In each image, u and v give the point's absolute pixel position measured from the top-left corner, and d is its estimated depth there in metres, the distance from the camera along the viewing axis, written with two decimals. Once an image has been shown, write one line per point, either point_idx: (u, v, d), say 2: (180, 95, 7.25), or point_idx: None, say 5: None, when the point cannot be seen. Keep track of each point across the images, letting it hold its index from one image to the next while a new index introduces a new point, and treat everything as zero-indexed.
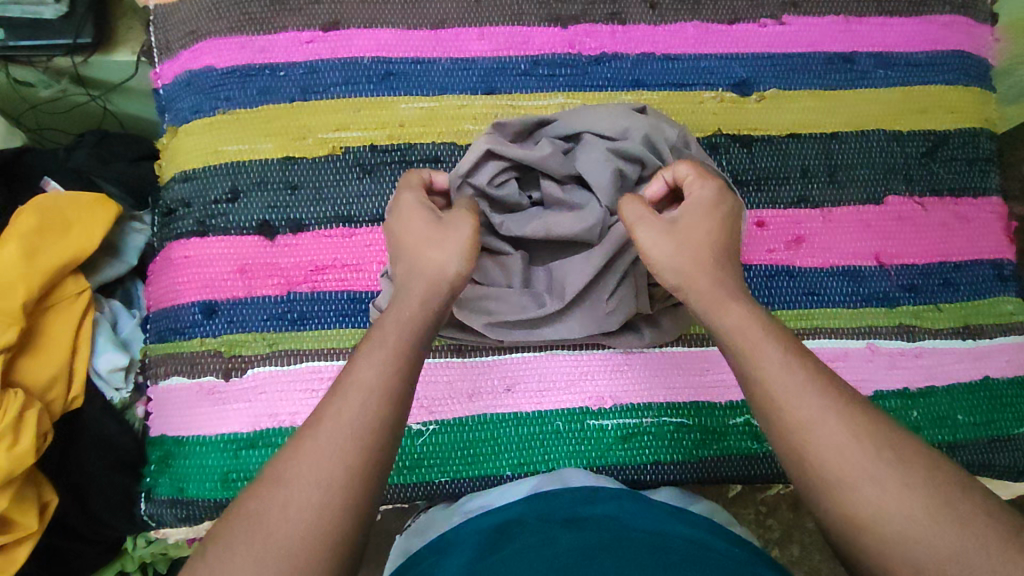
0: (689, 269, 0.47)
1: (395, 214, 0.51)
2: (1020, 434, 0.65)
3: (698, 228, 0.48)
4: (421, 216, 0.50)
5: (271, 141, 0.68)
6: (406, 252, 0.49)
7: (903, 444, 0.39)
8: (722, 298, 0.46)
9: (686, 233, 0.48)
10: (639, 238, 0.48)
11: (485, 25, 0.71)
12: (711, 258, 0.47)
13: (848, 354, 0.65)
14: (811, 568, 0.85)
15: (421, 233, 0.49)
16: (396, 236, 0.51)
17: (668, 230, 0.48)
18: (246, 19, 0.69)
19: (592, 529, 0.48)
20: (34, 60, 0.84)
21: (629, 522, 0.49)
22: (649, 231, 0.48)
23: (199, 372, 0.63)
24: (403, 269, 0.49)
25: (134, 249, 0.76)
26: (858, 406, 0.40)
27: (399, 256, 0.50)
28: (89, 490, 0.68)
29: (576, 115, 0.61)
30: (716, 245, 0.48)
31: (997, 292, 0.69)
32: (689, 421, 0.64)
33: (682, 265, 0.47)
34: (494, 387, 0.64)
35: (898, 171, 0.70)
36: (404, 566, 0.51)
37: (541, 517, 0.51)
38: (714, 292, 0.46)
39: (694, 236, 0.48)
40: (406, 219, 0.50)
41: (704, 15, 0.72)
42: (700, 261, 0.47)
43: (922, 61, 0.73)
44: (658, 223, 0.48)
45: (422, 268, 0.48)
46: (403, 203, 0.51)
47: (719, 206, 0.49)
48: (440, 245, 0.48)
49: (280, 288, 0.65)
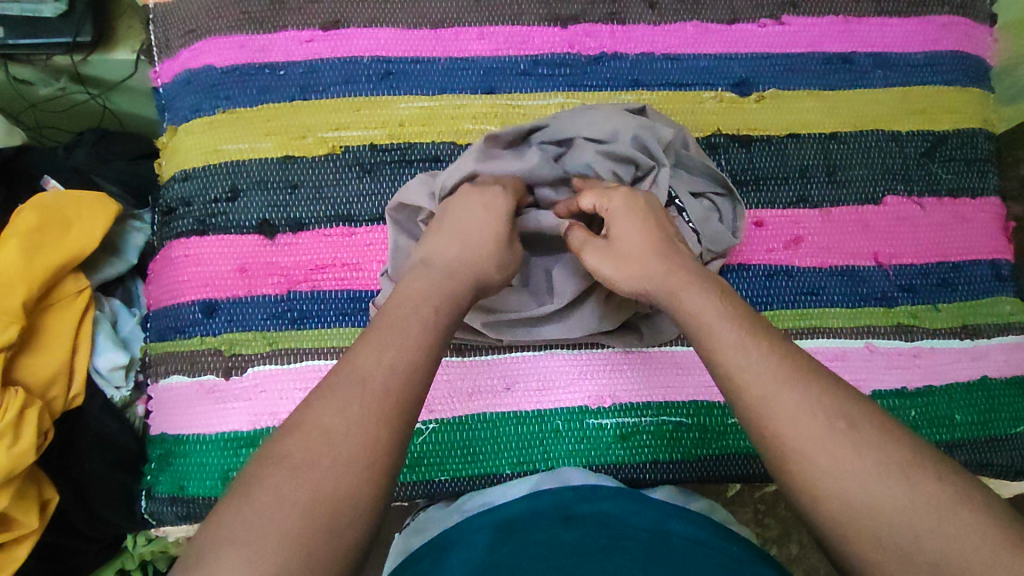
0: (638, 274, 0.49)
1: (481, 203, 0.54)
2: (1016, 434, 0.65)
3: (629, 234, 0.51)
4: (502, 225, 0.53)
5: (271, 140, 0.68)
6: (470, 239, 0.51)
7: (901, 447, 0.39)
8: (679, 289, 0.47)
9: (620, 244, 0.51)
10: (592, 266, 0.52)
11: (485, 24, 0.71)
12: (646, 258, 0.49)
13: (846, 354, 0.66)
14: (808, 566, 0.85)
15: (489, 236, 0.52)
16: (467, 218, 0.53)
17: (607, 252, 0.51)
18: (246, 18, 0.69)
19: (591, 528, 0.48)
20: (33, 59, 0.83)
21: (628, 522, 0.49)
22: (594, 257, 0.52)
23: (200, 371, 0.64)
24: (457, 247, 0.50)
25: (134, 248, 0.77)
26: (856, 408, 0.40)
27: (457, 233, 0.52)
28: (90, 488, 0.68)
29: (565, 119, 0.61)
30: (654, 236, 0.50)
31: (995, 292, 0.69)
32: (688, 421, 0.64)
33: (628, 275, 0.50)
34: (493, 386, 0.64)
35: (896, 171, 0.70)
36: (402, 564, 0.51)
37: (538, 517, 0.51)
38: (676, 287, 0.47)
39: (627, 243, 0.50)
40: (490, 217, 0.53)
41: (704, 15, 0.72)
42: (642, 256, 0.49)
43: (921, 62, 0.73)
44: (601, 248, 0.52)
45: (473, 262, 0.50)
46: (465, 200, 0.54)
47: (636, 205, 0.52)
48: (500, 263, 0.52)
49: (280, 287, 0.65)
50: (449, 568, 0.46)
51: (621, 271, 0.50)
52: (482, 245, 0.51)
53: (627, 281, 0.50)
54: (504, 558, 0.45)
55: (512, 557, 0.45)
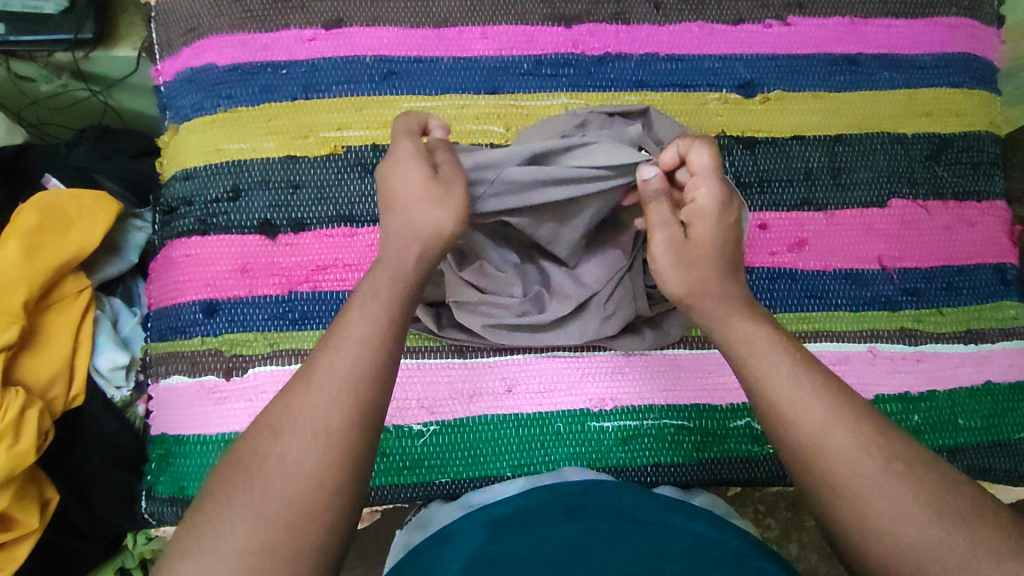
0: (701, 281, 0.47)
1: (385, 163, 0.47)
2: (1021, 439, 0.65)
3: (711, 246, 0.47)
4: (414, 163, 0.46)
5: (272, 139, 0.67)
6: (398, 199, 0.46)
7: (902, 456, 0.39)
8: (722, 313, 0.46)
9: (696, 248, 0.47)
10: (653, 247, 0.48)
11: (487, 24, 0.70)
12: (716, 270, 0.47)
13: (849, 358, 0.65)
14: (809, 568, 0.85)
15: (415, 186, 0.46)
16: (385, 183, 0.47)
17: (678, 248, 0.47)
18: (248, 16, 0.69)
19: (594, 521, 0.48)
20: (35, 55, 0.83)
21: (632, 514, 0.50)
22: (660, 245, 0.48)
23: (201, 372, 0.63)
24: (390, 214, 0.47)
25: (135, 247, 0.76)
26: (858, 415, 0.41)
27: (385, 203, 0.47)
28: (91, 487, 0.68)
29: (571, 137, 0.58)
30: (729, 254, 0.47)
31: (1001, 296, 0.69)
32: (690, 424, 0.64)
33: (688, 284, 0.47)
34: (494, 388, 0.63)
35: (901, 174, 0.70)
36: (404, 562, 0.51)
37: (541, 510, 0.51)
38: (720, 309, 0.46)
39: (704, 250, 0.47)
40: (404, 169, 0.46)
41: (709, 16, 0.72)
42: (715, 270, 0.47)
43: (927, 63, 0.72)
44: (673, 235, 0.48)
45: (409, 214, 0.46)
46: (400, 155, 0.47)
47: (733, 215, 0.47)
48: (440, 203, 0.46)
49: (281, 287, 0.65)
50: (449, 566, 0.46)
51: (676, 275, 0.47)
52: (409, 201, 0.46)
53: (675, 282, 0.47)
54: (507, 553, 0.45)
55: (512, 551, 0.45)
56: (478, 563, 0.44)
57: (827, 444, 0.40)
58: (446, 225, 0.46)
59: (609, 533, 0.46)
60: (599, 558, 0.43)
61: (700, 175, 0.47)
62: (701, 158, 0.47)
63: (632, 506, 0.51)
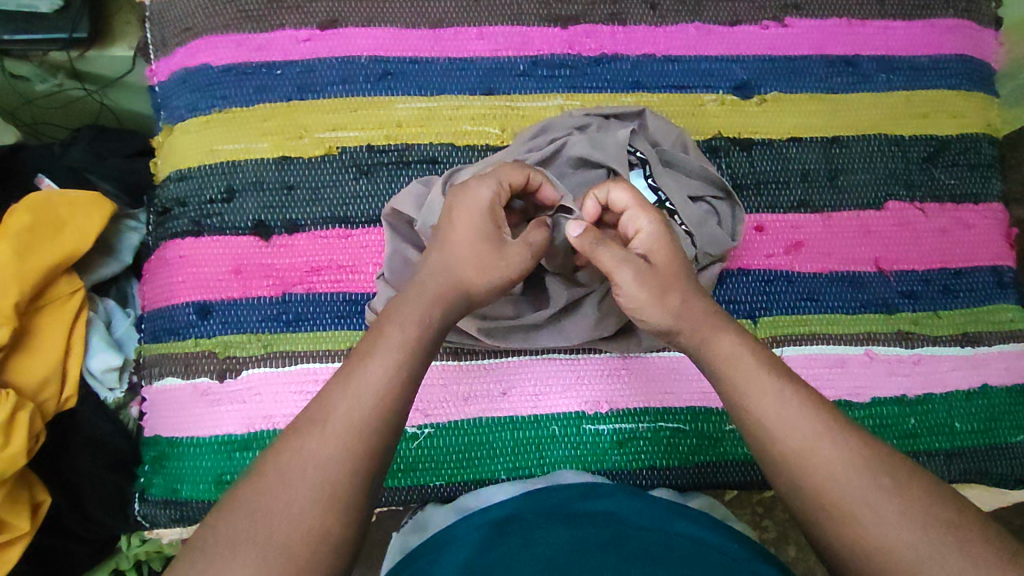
0: (674, 309, 0.47)
1: (458, 203, 0.50)
2: (1018, 442, 0.65)
3: (671, 267, 0.49)
4: (479, 222, 0.50)
5: (267, 140, 0.67)
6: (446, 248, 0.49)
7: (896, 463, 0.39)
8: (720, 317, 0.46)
9: (660, 270, 0.48)
10: (623, 284, 0.48)
11: (483, 24, 0.70)
12: (683, 288, 0.48)
13: (846, 361, 0.65)
14: (806, 569, 0.85)
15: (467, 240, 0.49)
16: (447, 220, 0.50)
17: (645, 274, 0.48)
18: (243, 16, 0.69)
19: (589, 525, 0.48)
20: (29, 54, 0.83)
21: (626, 518, 0.49)
22: (628, 277, 0.48)
23: (194, 374, 0.63)
24: (434, 254, 0.50)
25: (129, 248, 0.76)
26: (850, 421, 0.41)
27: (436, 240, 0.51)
28: (83, 489, 0.67)
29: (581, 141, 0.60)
30: (687, 270, 0.49)
31: (998, 299, 0.68)
32: (685, 427, 0.64)
33: (671, 310, 0.47)
34: (489, 391, 0.63)
35: (899, 176, 0.70)
36: (397, 566, 0.51)
37: (536, 515, 0.51)
38: None
39: (667, 269, 0.48)
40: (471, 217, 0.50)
41: (706, 17, 0.71)
42: (683, 289, 0.48)
43: (925, 65, 0.72)
44: (639, 265, 0.48)
45: (452, 267, 0.49)
46: (475, 202, 0.50)
47: (673, 234, 0.50)
48: (481, 268, 0.49)
49: (275, 289, 0.64)
50: (442, 570, 0.46)
51: (656, 304, 0.48)
52: (462, 255, 0.49)
53: (659, 314, 0.48)
54: (499, 559, 0.45)
55: (506, 557, 0.45)
56: (471, 569, 0.44)
57: (820, 449, 0.40)
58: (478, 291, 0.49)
59: (604, 538, 0.46)
60: (593, 562, 0.43)
61: (630, 209, 0.51)
62: (622, 194, 0.51)
63: (627, 510, 0.51)
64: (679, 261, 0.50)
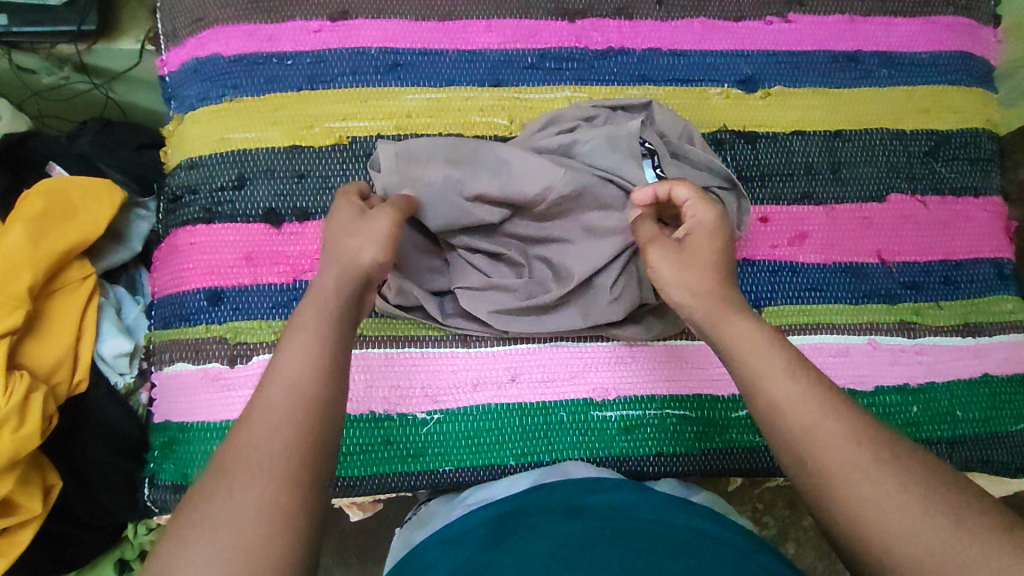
0: (693, 286, 0.49)
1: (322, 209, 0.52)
2: (1017, 431, 0.66)
3: (706, 250, 0.50)
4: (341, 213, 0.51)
5: (278, 128, 0.68)
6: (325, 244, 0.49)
7: (890, 444, 0.40)
8: (725, 311, 0.47)
9: (692, 252, 0.50)
10: (651, 263, 0.51)
11: (493, 18, 0.71)
12: (714, 275, 0.49)
13: (849, 350, 0.66)
14: (806, 565, 0.88)
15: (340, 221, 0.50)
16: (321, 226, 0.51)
17: (672, 252, 0.50)
18: (254, 7, 0.69)
19: (598, 520, 0.48)
20: (37, 47, 0.83)
21: (633, 514, 0.50)
22: (657, 253, 0.50)
23: (204, 359, 0.63)
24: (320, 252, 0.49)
25: (138, 236, 0.76)
26: (846, 403, 0.42)
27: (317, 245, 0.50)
28: (91, 475, 0.68)
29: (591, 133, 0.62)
30: (725, 264, 0.50)
31: (997, 290, 0.70)
32: (692, 414, 0.65)
33: (691, 289, 0.49)
34: (498, 377, 0.64)
35: (900, 170, 0.71)
36: (405, 560, 0.52)
37: (542, 511, 0.51)
38: (722, 309, 0.47)
39: (700, 253, 0.50)
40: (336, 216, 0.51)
41: (711, 12, 0.73)
42: (714, 275, 0.49)
43: (925, 61, 0.73)
44: (665, 246, 0.51)
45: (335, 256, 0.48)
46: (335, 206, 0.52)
47: (724, 230, 0.51)
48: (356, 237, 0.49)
49: (286, 276, 0.65)
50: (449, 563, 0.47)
51: (682, 278, 0.49)
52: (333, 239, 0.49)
53: (677, 290, 0.49)
54: (506, 552, 0.45)
55: (515, 550, 0.45)
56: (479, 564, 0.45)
57: (828, 430, 0.40)
58: (362, 255, 0.48)
59: (612, 532, 0.46)
60: (604, 553, 0.43)
61: (688, 202, 0.52)
62: (682, 190, 0.52)
63: (633, 504, 0.51)
64: (720, 253, 0.50)
